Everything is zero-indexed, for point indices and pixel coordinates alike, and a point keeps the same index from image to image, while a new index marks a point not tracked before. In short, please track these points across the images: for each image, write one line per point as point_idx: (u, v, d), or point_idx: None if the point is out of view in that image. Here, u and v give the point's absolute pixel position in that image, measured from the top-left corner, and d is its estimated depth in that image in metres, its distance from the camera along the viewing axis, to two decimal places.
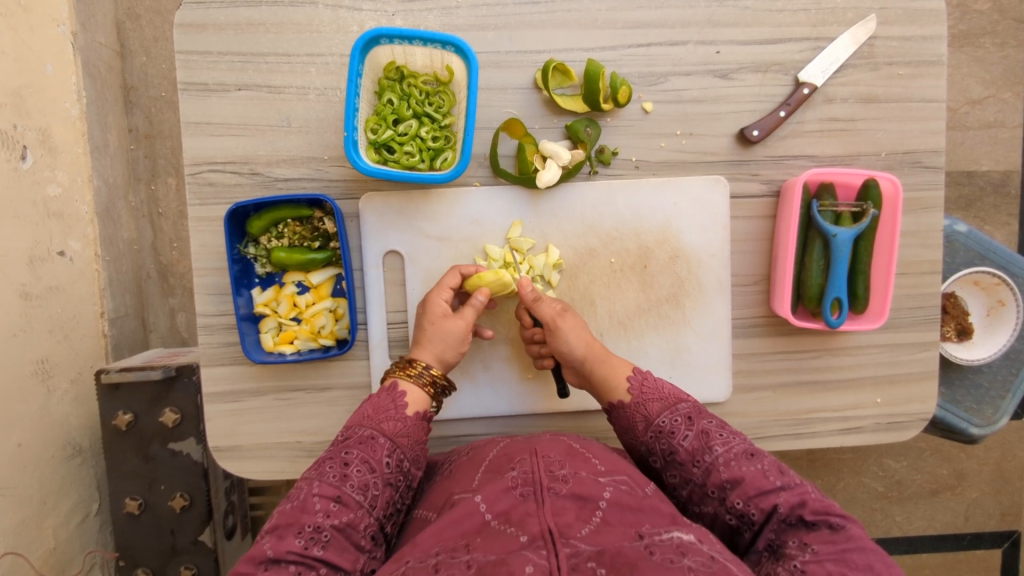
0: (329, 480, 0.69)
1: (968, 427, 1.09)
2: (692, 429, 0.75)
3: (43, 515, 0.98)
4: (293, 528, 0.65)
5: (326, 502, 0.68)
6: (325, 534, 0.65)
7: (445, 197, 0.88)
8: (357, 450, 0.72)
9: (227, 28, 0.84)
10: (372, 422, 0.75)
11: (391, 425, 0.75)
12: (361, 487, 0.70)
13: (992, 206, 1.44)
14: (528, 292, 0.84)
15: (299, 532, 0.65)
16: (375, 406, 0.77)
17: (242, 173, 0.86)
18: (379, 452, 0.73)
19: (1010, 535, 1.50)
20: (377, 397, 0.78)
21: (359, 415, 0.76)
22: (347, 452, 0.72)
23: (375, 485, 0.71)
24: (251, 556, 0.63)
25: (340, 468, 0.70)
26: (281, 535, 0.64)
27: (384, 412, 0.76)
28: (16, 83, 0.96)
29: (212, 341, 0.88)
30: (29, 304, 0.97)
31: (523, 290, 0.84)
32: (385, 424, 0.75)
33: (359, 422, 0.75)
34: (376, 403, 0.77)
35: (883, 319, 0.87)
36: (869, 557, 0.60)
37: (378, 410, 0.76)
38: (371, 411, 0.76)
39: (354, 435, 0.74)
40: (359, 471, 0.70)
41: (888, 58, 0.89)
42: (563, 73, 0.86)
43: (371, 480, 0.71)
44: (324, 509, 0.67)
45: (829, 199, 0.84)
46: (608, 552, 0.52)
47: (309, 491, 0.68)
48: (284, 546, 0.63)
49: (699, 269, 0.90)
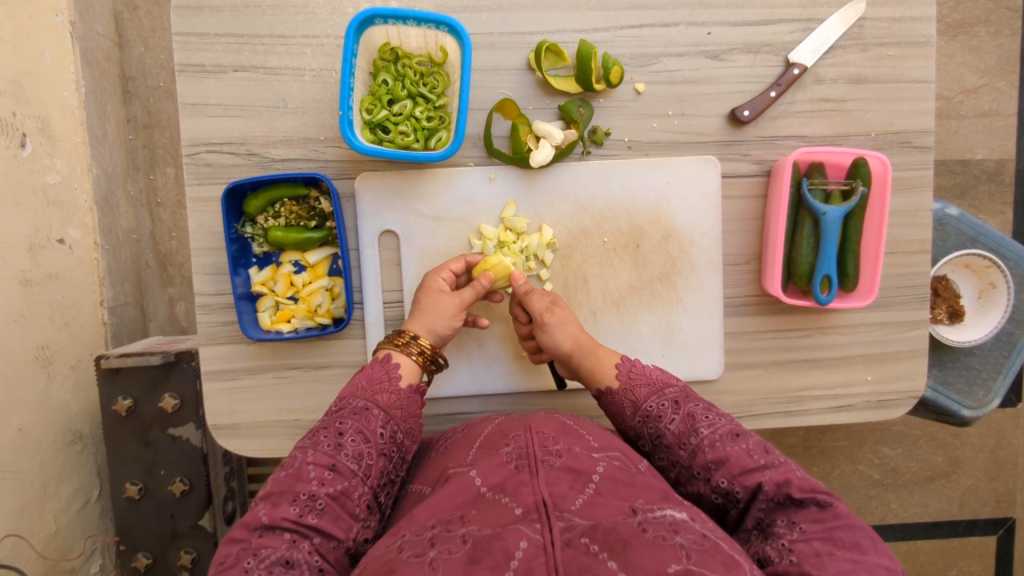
0: (323, 449, 0.70)
1: (958, 410, 1.10)
2: (679, 413, 0.76)
3: (44, 500, 0.99)
4: (288, 496, 0.66)
5: (321, 470, 0.68)
6: (319, 502, 0.66)
7: (439, 176, 0.89)
8: (352, 421, 0.73)
9: (224, 10, 0.84)
10: (366, 393, 0.76)
11: (385, 396, 0.76)
12: (356, 455, 0.71)
13: (987, 194, 1.45)
14: (522, 284, 0.85)
15: (294, 500, 0.66)
16: (368, 377, 0.78)
17: (239, 153, 0.87)
18: (373, 423, 0.74)
19: (1005, 522, 1.52)
20: (371, 368, 0.79)
21: (353, 386, 0.77)
22: (341, 422, 0.73)
23: (369, 455, 0.71)
24: (246, 521, 0.64)
25: (334, 437, 0.71)
26: (275, 502, 0.66)
27: (378, 383, 0.77)
28: (15, 72, 0.97)
29: (210, 322, 0.89)
30: (29, 290, 0.98)
31: (517, 282, 0.85)
32: (379, 396, 0.76)
33: (352, 393, 0.76)
34: (369, 375, 0.78)
35: (872, 297, 0.88)
36: (856, 535, 0.60)
37: (372, 382, 0.77)
38: (365, 383, 0.77)
39: (347, 406, 0.75)
40: (353, 441, 0.71)
41: (878, 39, 0.90)
42: (557, 54, 0.87)
43: (365, 449, 0.71)
44: (318, 478, 0.68)
45: (819, 177, 0.86)
46: (602, 526, 0.52)
47: (304, 460, 0.69)
48: (278, 513, 0.65)
49: (691, 248, 0.91)
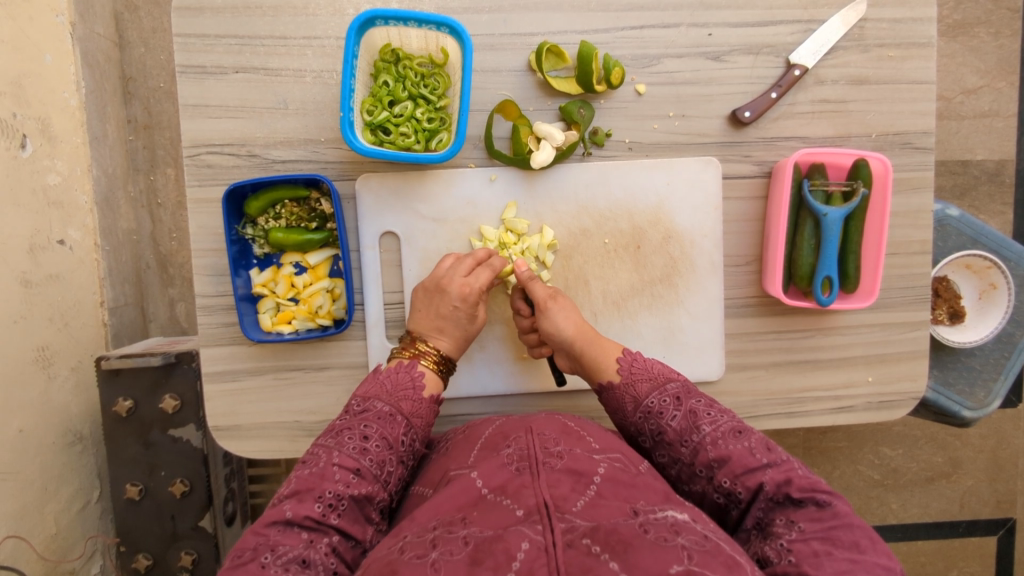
0: (349, 451, 0.70)
1: (959, 410, 1.10)
2: (681, 409, 0.76)
3: (44, 501, 0.99)
4: (313, 494, 0.66)
5: (346, 473, 0.68)
6: (342, 504, 0.66)
7: (440, 177, 0.89)
8: (378, 425, 0.73)
9: (224, 11, 0.84)
10: (391, 398, 0.76)
11: (409, 405, 0.77)
12: (379, 462, 0.71)
13: (987, 195, 1.45)
14: (523, 272, 0.86)
15: (319, 499, 0.66)
16: (395, 381, 0.78)
17: (240, 154, 0.87)
18: (397, 430, 0.74)
19: (1005, 523, 1.51)
20: (396, 372, 0.79)
21: (378, 388, 0.77)
22: (368, 425, 0.73)
23: (391, 462, 0.72)
24: (269, 516, 0.63)
25: (359, 440, 0.71)
26: (300, 499, 0.65)
27: (404, 389, 0.78)
28: (16, 72, 0.97)
29: (210, 322, 0.89)
30: (29, 291, 0.98)
31: (518, 270, 0.86)
32: (404, 404, 0.76)
33: (378, 396, 0.76)
34: (396, 380, 0.78)
35: (873, 298, 0.88)
36: (855, 534, 0.60)
37: (398, 388, 0.78)
38: (391, 387, 0.77)
39: (373, 410, 0.75)
40: (378, 446, 0.72)
41: (879, 40, 0.90)
42: (557, 55, 0.87)
43: (388, 456, 0.72)
44: (343, 479, 0.68)
45: (820, 179, 0.86)
46: (603, 528, 0.52)
47: (329, 460, 0.69)
48: (302, 510, 0.64)
49: (692, 249, 0.91)
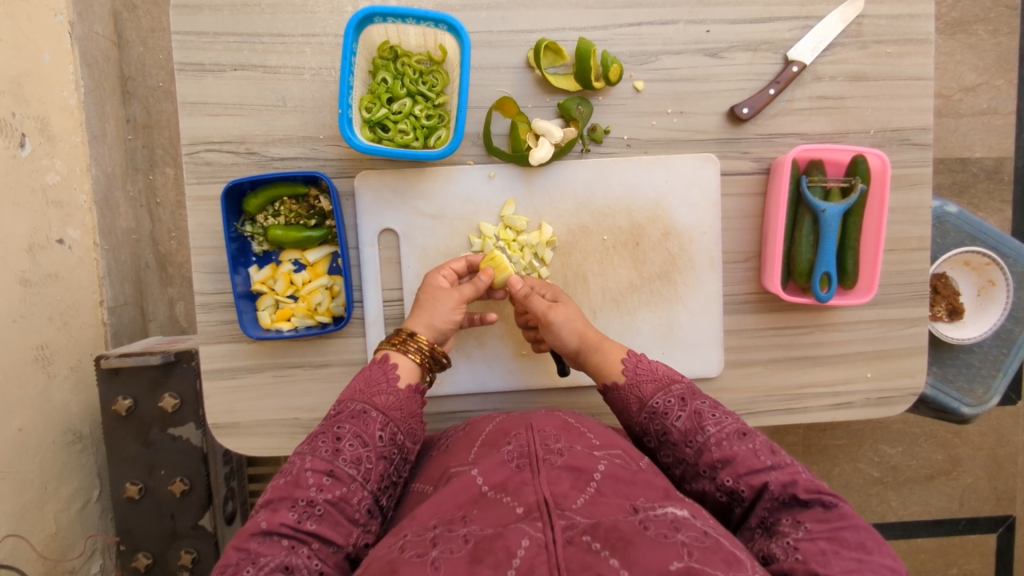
0: (321, 455, 0.70)
1: (958, 407, 1.10)
2: (685, 410, 0.75)
3: (43, 500, 0.99)
4: (287, 502, 0.66)
5: (320, 476, 0.68)
6: (318, 509, 0.66)
7: (439, 175, 0.89)
8: (349, 424, 0.72)
9: (222, 8, 0.84)
10: (363, 396, 0.75)
11: (383, 398, 0.75)
12: (354, 460, 0.70)
13: (986, 192, 1.45)
14: (520, 288, 0.85)
15: (293, 506, 0.66)
16: (366, 379, 0.77)
17: (238, 152, 0.87)
18: (371, 426, 0.73)
19: (1005, 520, 1.52)
20: (369, 370, 0.79)
21: (351, 389, 0.77)
22: (339, 426, 0.72)
23: (368, 459, 0.71)
24: (246, 528, 0.64)
25: (332, 442, 0.71)
26: (274, 508, 0.66)
27: (376, 385, 0.76)
28: (15, 71, 0.97)
29: (209, 320, 0.89)
30: (29, 290, 0.98)
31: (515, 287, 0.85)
32: (376, 398, 0.75)
33: (350, 396, 0.75)
34: (367, 377, 0.77)
35: (872, 293, 0.88)
36: (861, 535, 0.61)
37: (370, 384, 0.76)
38: (363, 385, 0.76)
39: (346, 410, 0.74)
40: (351, 445, 0.71)
41: (877, 37, 0.90)
42: (556, 52, 0.88)
43: (363, 453, 0.71)
44: (317, 484, 0.67)
45: (818, 175, 0.86)
46: (603, 525, 0.52)
47: (302, 466, 0.69)
48: (277, 518, 0.65)
49: (691, 245, 0.91)
